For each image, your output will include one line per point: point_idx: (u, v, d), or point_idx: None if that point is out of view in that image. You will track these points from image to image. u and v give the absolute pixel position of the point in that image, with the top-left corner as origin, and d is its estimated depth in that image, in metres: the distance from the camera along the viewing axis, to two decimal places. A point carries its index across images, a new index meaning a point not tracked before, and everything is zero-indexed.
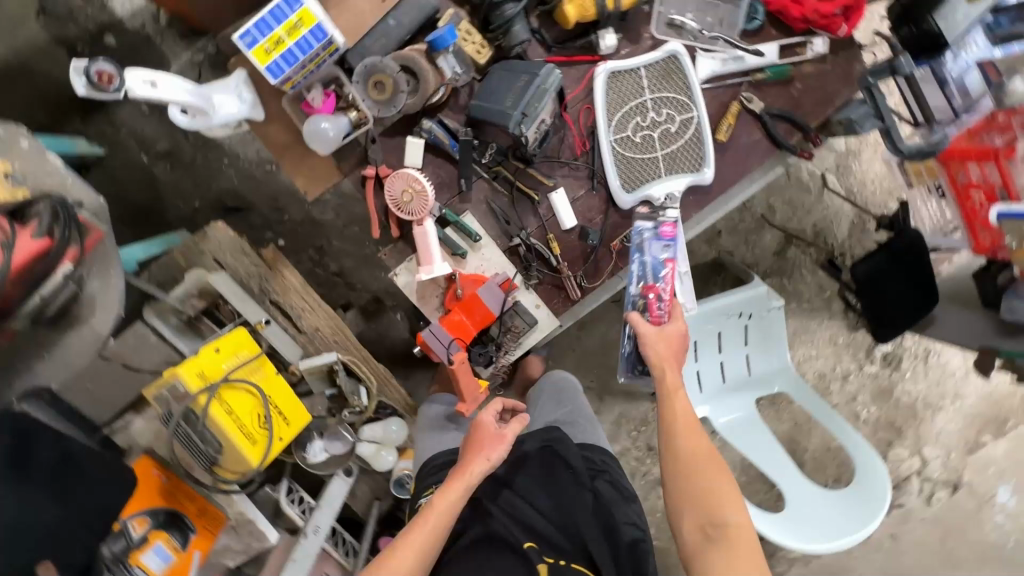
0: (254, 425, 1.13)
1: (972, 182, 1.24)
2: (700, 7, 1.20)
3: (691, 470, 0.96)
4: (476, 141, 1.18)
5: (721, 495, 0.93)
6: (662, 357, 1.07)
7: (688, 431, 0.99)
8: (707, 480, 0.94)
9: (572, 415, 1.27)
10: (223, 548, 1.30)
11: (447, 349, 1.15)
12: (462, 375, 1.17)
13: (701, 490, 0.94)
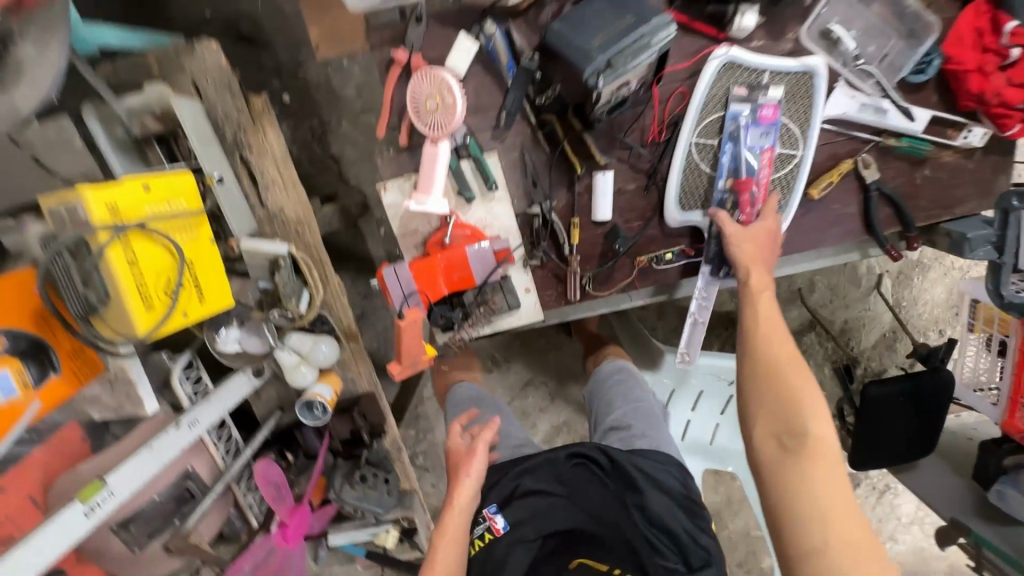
0: (159, 288, 0.94)
1: None
2: (871, 26, 0.92)
3: (774, 393, 0.81)
4: (539, 76, 0.92)
5: (807, 408, 0.78)
6: (750, 257, 0.93)
7: (776, 357, 0.84)
8: (797, 400, 0.79)
9: (630, 415, 1.15)
10: (90, 396, 1.16)
11: (405, 299, 0.97)
12: (406, 333, 0.95)
13: (787, 403, 0.79)
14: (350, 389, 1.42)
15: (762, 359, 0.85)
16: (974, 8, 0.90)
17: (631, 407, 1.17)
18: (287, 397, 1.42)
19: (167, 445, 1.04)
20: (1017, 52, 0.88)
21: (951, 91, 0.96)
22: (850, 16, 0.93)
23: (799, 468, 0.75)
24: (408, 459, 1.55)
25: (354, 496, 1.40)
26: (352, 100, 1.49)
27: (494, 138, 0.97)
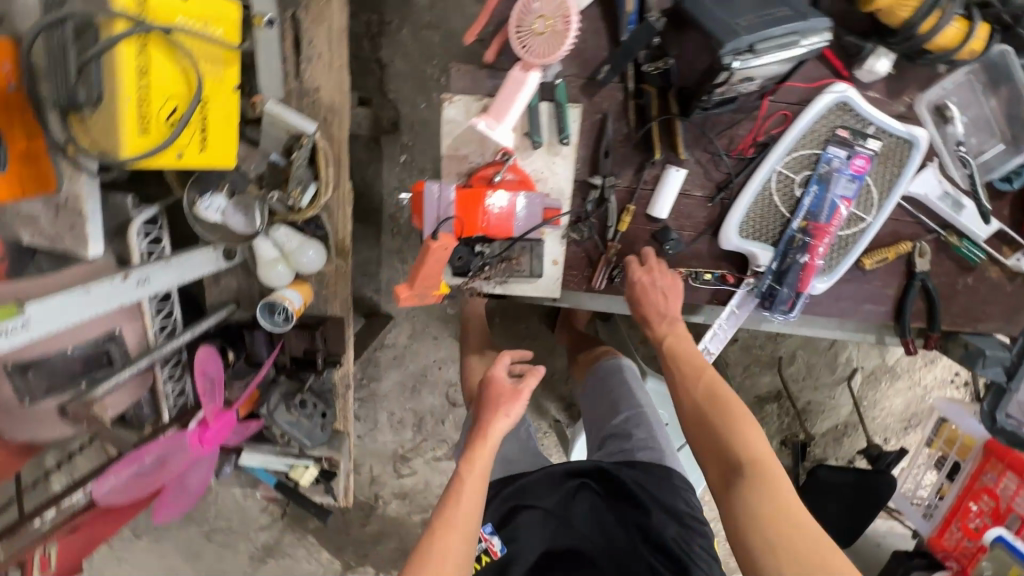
0: (162, 112, 0.79)
1: (988, 488, 1.28)
2: (984, 118, 0.89)
3: (706, 419, 0.81)
4: (656, 42, 0.84)
5: (742, 435, 0.77)
6: (659, 307, 0.93)
7: (700, 387, 0.84)
8: (729, 421, 0.79)
9: (632, 421, 1.00)
10: (28, 214, 0.99)
11: (437, 222, 0.87)
12: (431, 258, 0.83)
13: (722, 430, 0.79)
14: (319, 307, 1.30)
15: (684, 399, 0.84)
16: None
17: (634, 412, 1.02)
18: (246, 293, 1.28)
19: (110, 294, 0.88)
20: None
21: (1023, 210, 0.95)
22: (965, 100, 0.88)
23: (756, 485, 0.72)
24: (351, 399, 1.43)
25: (287, 420, 1.28)
26: (423, 11, 1.37)
27: (582, 93, 0.89)
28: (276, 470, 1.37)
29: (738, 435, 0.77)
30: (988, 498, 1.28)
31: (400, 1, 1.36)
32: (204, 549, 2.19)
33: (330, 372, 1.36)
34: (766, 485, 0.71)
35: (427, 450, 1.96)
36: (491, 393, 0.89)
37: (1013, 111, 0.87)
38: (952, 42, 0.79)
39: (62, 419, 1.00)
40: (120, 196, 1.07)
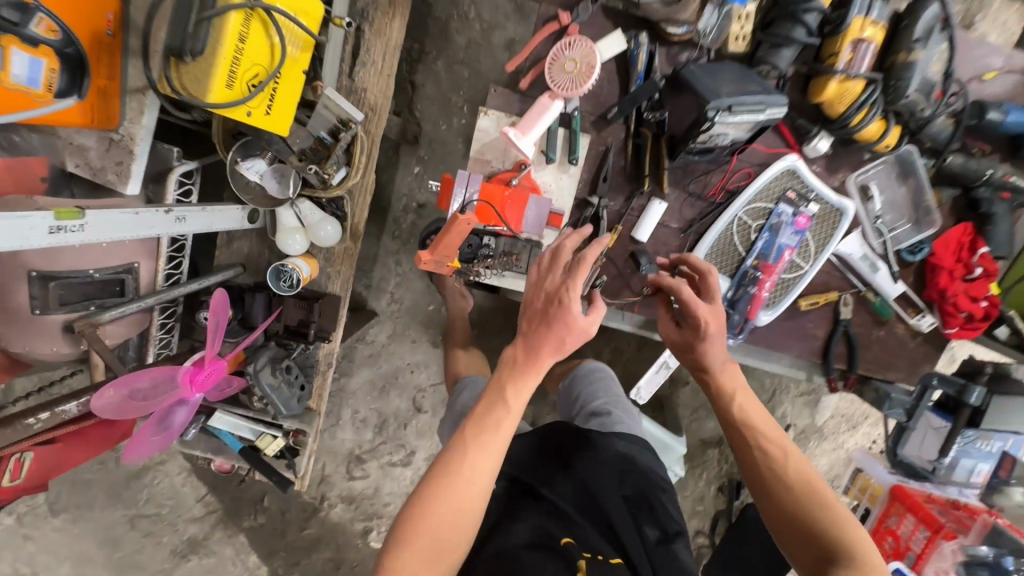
0: (245, 75, 0.93)
1: (895, 531, 1.36)
2: (898, 202, 1.13)
3: (797, 504, 0.80)
4: (657, 97, 1.05)
5: (845, 530, 0.76)
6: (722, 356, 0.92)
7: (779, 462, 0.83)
8: (812, 502, 0.79)
9: (611, 404, 1.11)
10: (81, 146, 1.08)
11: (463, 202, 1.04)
12: (457, 229, 0.95)
13: (808, 510, 0.79)
14: (320, 284, 1.39)
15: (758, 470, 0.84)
16: (963, 227, 1.13)
17: (611, 398, 1.13)
18: (255, 260, 1.37)
19: (150, 221, 0.97)
20: (978, 271, 1.12)
21: (923, 280, 1.19)
22: (884, 183, 1.12)
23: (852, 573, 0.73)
24: (330, 379, 1.50)
25: (269, 382, 1.32)
26: (459, 49, 1.58)
27: (592, 127, 1.09)
28: (244, 436, 1.39)
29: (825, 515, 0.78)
30: (890, 539, 1.37)
31: (441, 36, 1.57)
32: (124, 536, 2.07)
33: (317, 347, 1.43)
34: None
35: (384, 453, 1.98)
36: (557, 326, 0.74)
37: (918, 199, 1.12)
38: (873, 135, 1.03)
39: (65, 336, 1.04)
40: (166, 147, 1.17)
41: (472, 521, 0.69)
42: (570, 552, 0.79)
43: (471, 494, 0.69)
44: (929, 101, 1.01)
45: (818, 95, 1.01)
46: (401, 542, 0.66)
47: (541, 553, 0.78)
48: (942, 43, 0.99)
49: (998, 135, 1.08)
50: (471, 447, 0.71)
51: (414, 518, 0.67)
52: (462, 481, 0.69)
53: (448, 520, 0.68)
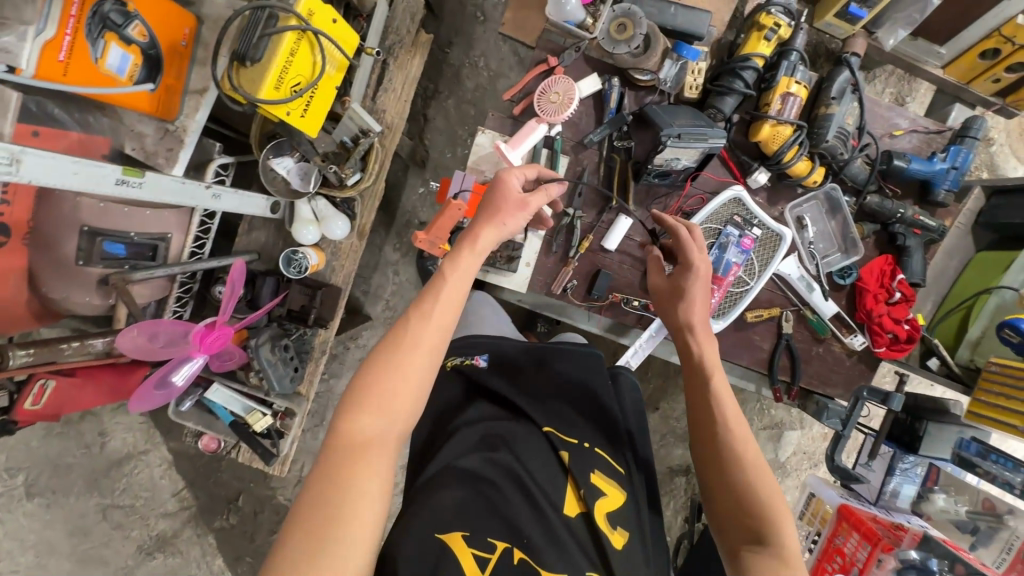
0: (290, 81, 1.15)
1: (842, 549, 1.31)
2: (829, 232, 1.33)
3: (744, 480, 0.84)
4: (626, 128, 1.27)
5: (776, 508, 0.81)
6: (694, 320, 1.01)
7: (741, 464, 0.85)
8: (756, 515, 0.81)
9: None
10: (140, 131, 1.27)
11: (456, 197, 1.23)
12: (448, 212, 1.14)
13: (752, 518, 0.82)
14: (323, 276, 1.54)
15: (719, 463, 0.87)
16: (884, 257, 1.32)
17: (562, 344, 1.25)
18: (269, 249, 1.53)
19: (192, 192, 1.15)
20: (897, 295, 1.30)
21: (854, 302, 1.35)
22: (816, 216, 1.33)
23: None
24: (322, 366, 1.61)
25: (268, 359, 1.43)
26: (467, 91, 1.84)
27: (571, 150, 1.30)
28: (235, 411, 1.49)
29: (771, 531, 0.80)
30: (838, 558, 1.33)
31: (453, 79, 1.84)
32: (94, 527, 2.07)
33: (314, 334, 1.55)
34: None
35: None
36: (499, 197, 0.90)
37: (845, 231, 1.32)
38: (803, 171, 1.24)
39: (99, 288, 1.19)
40: (210, 142, 1.38)
41: (414, 391, 0.76)
42: (555, 440, 0.90)
43: (414, 374, 0.77)
44: (847, 146, 1.23)
45: (756, 136, 1.23)
46: (353, 410, 0.74)
47: (529, 439, 0.90)
48: (853, 101, 1.23)
49: (908, 181, 1.29)
50: (413, 322, 0.79)
51: (364, 391, 0.75)
52: (408, 351, 0.78)
53: (397, 388, 0.76)
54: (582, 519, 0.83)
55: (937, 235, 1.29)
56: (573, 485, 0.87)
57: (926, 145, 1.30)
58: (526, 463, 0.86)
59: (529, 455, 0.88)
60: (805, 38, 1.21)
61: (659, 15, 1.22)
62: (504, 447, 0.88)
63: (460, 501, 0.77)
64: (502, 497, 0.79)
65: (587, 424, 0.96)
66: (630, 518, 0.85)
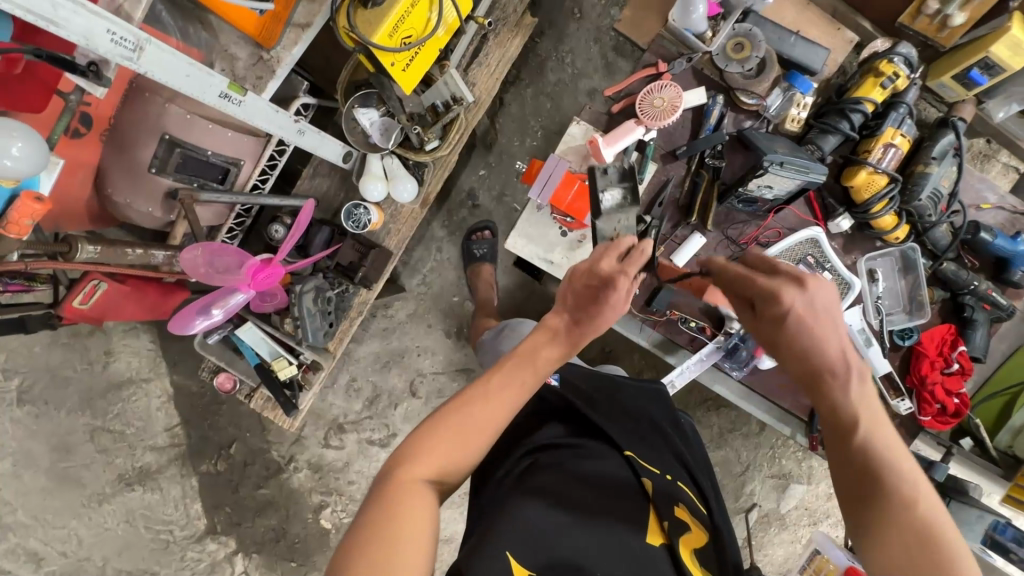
0: (403, 31, 1.13)
1: None
2: (895, 291, 1.31)
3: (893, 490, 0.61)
4: (722, 147, 1.25)
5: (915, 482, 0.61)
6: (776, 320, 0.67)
7: (892, 481, 0.60)
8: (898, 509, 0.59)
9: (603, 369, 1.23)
10: (232, 52, 1.24)
11: (541, 186, 1.25)
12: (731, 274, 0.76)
13: (932, 565, 0.56)
14: (378, 236, 1.50)
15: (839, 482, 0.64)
16: (947, 326, 1.31)
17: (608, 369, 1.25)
18: (329, 199, 1.49)
19: (279, 120, 1.11)
20: (955, 366, 1.29)
21: (908, 365, 1.34)
22: (888, 271, 1.31)
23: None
24: (355, 327, 1.56)
25: (308, 308, 1.40)
26: (548, 83, 1.83)
27: (660, 158, 1.28)
28: (261, 354, 1.45)
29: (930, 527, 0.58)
30: None
31: (536, 70, 1.82)
32: (78, 447, 2.00)
33: (355, 292, 1.50)
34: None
35: (366, 428, 2.00)
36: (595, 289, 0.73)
37: (913, 293, 1.30)
38: (887, 225, 1.23)
39: (164, 201, 1.16)
40: (298, 79, 1.35)
41: (480, 436, 0.70)
42: (636, 466, 0.84)
43: (481, 431, 0.70)
44: (936, 210, 1.23)
45: (849, 179, 1.22)
46: (410, 459, 0.68)
47: (608, 460, 0.84)
48: (951, 165, 1.23)
49: (987, 255, 1.29)
50: (493, 393, 0.72)
51: (425, 442, 0.69)
52: (476, 422, 0.70)
53: (455, 459, 0.69)
54: (666, 551, 0.77)
55: (1005, 314, 1.29)
56: (656, 515, 0.80)
57: (1010, 224, 1.29)
58: (603, 487, 0.79)
59: (609, 479, 0.82)
60: (917, 93, 1.21)
61: (778, 43, 1.22)
62: (583, 471, 0.81)
63: (555, 518, 0.73)
64: (586, 495, 0.78)
65: (666, 455, 0.91)
66: (713, 557, 0.80)
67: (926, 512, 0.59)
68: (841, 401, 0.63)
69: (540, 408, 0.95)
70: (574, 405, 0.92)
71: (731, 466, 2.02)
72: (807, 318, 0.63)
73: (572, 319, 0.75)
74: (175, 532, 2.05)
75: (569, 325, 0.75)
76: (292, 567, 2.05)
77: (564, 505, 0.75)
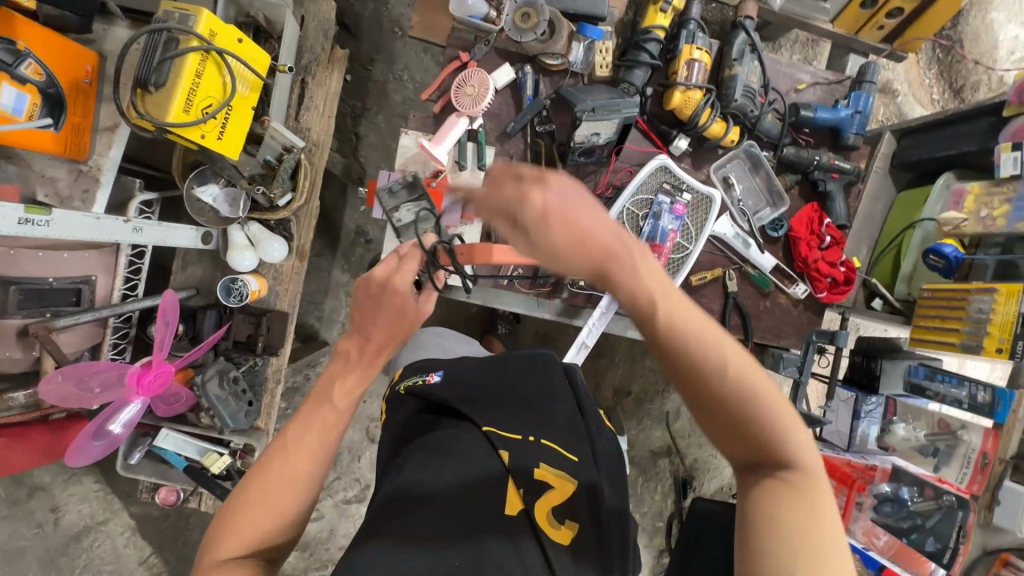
0: (199, 103, 1.13)
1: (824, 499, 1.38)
2: (754, 189, 1.37)
3: (710, 372, 0.63)
4: (546, 111, 1.29)
5: (724, 356, 0.62)
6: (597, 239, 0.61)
7: (691, 350, 0.62)
8: (714, 372, 0.62)
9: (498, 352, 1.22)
10: (50, 176, 1.23)
11: (387, 202, 1.23)
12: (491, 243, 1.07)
13: (762, 434, 0.62)
14: (268, 302, 1.49)
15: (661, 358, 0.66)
16: (810, 206, 1.37)
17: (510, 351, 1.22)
18: (208, 283, 1.48)
19: (106, 226, 1.11)
20: (828, 239, 1.35)
21: (790, 253, 1.39)
22: (741, 175, 1.37)
23: (776, 497, 0.61)
24: (279, 397, 1.54)
25: (217, 394, 1.38)
26: (396, 104, 1.85)
27: (496, 141, 1.31)
28: (190, 456, 1.43)
29: (740, 388, 0.62)
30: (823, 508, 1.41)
31: (379, 95, 1.85)
32: None
33: (265, 363, 1.49)
34: (781, 502, 0.60)
35: (338, 491, 1.96)
36: (398, 312, 0.86)
37: (770, 186, 1.36)
38: (718, 132, 1.28)
39: (19, 341, 1.13)
40: (130, 179, 1.34)
41: (292, 503, 0.73)
42: (495, 440, 0.87)
43: (290, 489, 0.73)
44: (756, 104, 1.30)
45: (669, 104, 1.27)
46: (215, 540, 0.71)
47: (469, 444, 0.87)
48: (754, 61, 1.30)
49: (819, 129, 1.36)
50: (291, 447, 0.75)
51: (231, 522, 0.71)
52: (279, 483, 0.73)
53: (264, 525, 0.71)
54: (525, 517, 0.80)
55: (855, 177, 1.36)
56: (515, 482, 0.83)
57: (830, 96, 1.37)
58: (464, 476, 0.82)
59: (473, 466, 0.84)
60: (701, 6, 1.28)
61: (560, 1, 1.27)
62: (439, 469, 0.83)
63: (409, 527, 0.77)
64: (442, 486, 0.81)
65: (537, 417, 0.94)
66: (582, 509, 0.81)
67: (740, 374, 0.62)
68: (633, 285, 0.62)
69: (426, 404, 1.01)
70: (443, 395, 0.97)
71: None
72: (569, 216, 0.61)
73: (364, 340, 0.85)
74: None
75: (362, 347, 0.84)
76: None
77: (418, 509, 0.78)
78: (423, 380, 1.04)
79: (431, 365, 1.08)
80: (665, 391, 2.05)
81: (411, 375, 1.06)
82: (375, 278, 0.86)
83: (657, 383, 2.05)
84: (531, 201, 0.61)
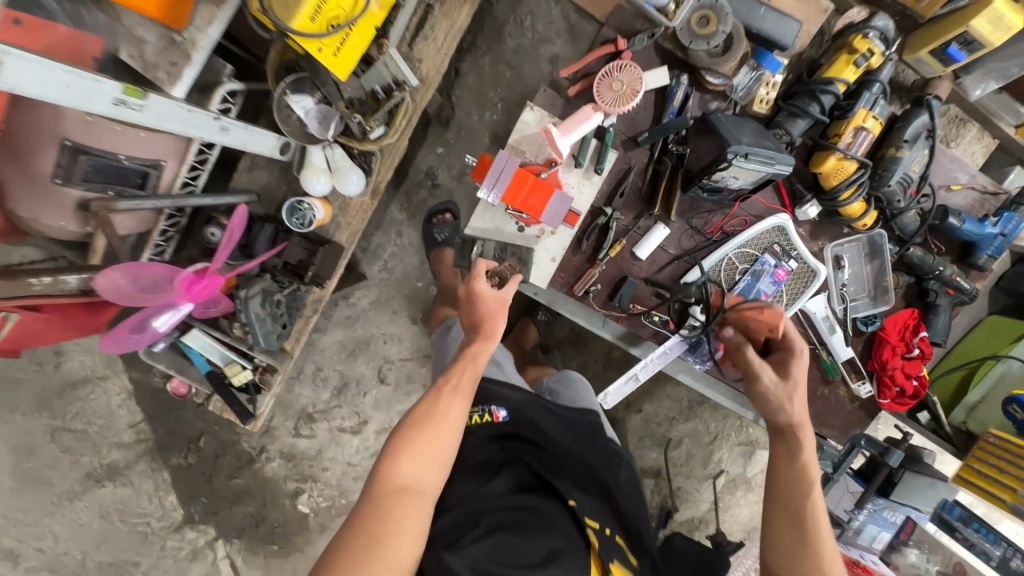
0: (325, 14, 0.99)
1: None
2: (861, 277, 1.28)
3: (805, 517, 0.91)
4: (685, 132, 1.17)
5: (824, 538, 0.90)
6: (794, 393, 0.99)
7: (809, 506, 0.92)
8: (806, 524, 0.91)
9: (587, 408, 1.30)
10: (138, 35, 1.10)
11: (494, 183, 1.13)
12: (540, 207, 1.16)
13: None
14: (326, 231, 1.41)
15: (774, 483, 0.96)
16: (910, 310, 1.29)
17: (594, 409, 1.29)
18: (271, 191, 1.39)
19: (198, 122, 1.01)
20: (916, 351, 1.28)
21: (870, 350, 1.33)
22: (855, 258, 1.28)
23: None
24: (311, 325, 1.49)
25: (256, 313, 1.33)
26: (507, 50, 1.69)
27: (621, 145, 1.20)
28: (213, 360, 1.39)
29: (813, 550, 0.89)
30: None
31: (493, 36, 1.68)
32: (41, 447, 1.96)
33: (307, 291, 1.43)
34: None
35: (336, 416, 1.97)
36: (486, 316, 1.03)
37: (878, 279, 1.28)
38: (853, 213, 1.19)
39: (75, 212, 1.05)
40: (220, 62, 1.21)
41: (441, 457, 0.92)
42: (579, 516, 1.06)
43: (442, 442, 0.92)
44: (905, 195, 1.19)
45: (818, 166, 1.16)
46: (393, 461, 0.89)
47: (557, 519, 1.07)
48: (923, 148, 1.18)
49: (953, 240, 1.27)
50: (443, 398, 0.96)
51: (395, 459, 0.89)
52: (430, 435, 0.92)
53: (423, 474, 0.90)
54: None
55: (967, 298, 1.28)
56: (596, 559, 1.03)
57: (979, 206, 1.26)
58: (556, 547, 1.00)
59: (552, 527, 1.04)
60: (891, 70, 1.14)
61: (746, 14, 1.12)
62: (527, 535, 0.99)
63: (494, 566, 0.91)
64: (523, 542, 0.98)
65: (603, 498, 1.13)
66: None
67: (831, 561, 0.89)
68: (807, 440, 0.98)
69: (496, 440, 1.15)
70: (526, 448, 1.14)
71: (699, 437, 2.06)
72: (798, 375, 1.01)
73: (469, 339, 1.02)
74: (152, 523, 2.06)
75: (468, 350, 1.01)
76: (273, 549, 2.08)
77: (505, 554, 0.94)
78: (489, 415, 1.16)
79: (489, 396, 1.19)
80: (674, 418, 2.05)
81: (475, 408, 1.17)
82: (461, 290, 1.06)
83: (669, 409, 2.05)
84: (799, 360, 1.02)
